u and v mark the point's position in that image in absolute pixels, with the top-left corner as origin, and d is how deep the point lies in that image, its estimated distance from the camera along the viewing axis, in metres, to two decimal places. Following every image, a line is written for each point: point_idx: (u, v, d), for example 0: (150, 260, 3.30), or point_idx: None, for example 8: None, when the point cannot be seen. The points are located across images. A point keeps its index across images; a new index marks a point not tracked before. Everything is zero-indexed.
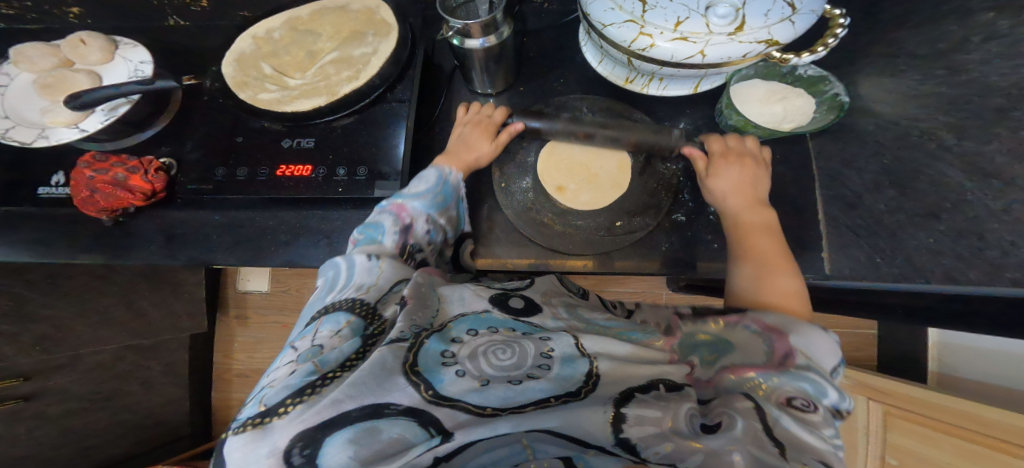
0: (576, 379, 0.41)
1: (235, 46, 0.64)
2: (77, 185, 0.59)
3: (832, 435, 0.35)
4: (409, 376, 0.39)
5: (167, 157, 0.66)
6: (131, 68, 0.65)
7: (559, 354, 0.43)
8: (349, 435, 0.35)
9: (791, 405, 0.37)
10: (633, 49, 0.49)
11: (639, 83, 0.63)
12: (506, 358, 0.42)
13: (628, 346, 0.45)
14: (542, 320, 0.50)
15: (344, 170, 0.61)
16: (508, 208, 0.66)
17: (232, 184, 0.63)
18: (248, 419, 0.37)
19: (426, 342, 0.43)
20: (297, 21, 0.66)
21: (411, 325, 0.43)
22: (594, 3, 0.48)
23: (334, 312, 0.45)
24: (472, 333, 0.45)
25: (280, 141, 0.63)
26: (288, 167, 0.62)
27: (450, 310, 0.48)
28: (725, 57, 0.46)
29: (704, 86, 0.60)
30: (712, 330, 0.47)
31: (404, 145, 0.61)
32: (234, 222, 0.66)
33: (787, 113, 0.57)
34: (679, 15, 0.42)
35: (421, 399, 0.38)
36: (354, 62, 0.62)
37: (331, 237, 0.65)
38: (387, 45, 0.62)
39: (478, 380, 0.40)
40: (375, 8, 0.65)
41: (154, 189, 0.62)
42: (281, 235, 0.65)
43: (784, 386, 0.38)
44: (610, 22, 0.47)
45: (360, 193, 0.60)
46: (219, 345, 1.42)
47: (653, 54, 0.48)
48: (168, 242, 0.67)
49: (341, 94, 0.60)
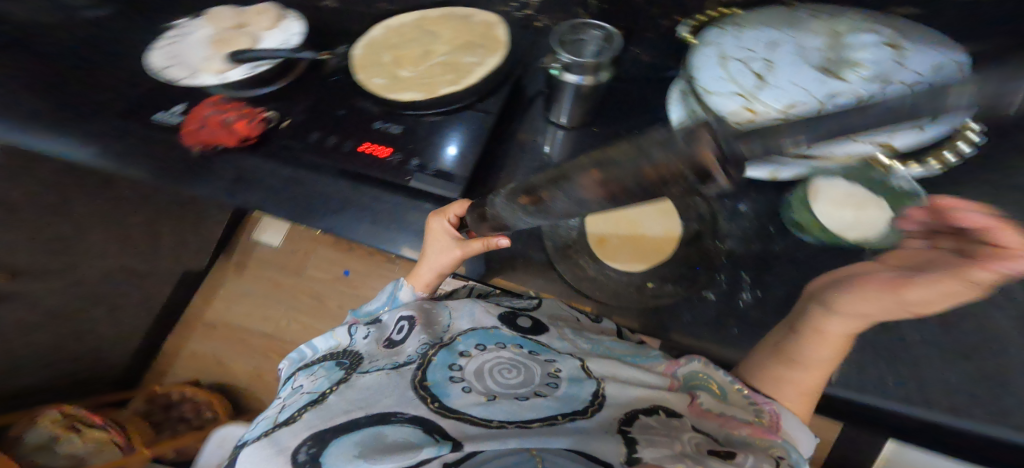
0: (582, 399, 0.47)
1: (368, 32, 0.69)
2: (195, 117, 0.66)
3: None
4: (418, 387, 0.48)
5: (275, 112, 0.68)
6: (285, 37, 0.70)
7: (566, 376, 0.51)
8: (358, 438, 0.43)
9: (784, 460, 0.41)
10: (729, 123, 0.48)
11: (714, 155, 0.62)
12: (512, 378, 0.50)
13: (637, 373, 0.53)
14: (550, 339, 0.58)
15: (419, 161, 0.62)
16: (549, 239, 0.67)
17: (309, 145, 0.65)
18: (264, 432, 0.51)
19: (435, 357, 0.53)
20: (424, 22, 0.71)
21: (421, 345, 0.55)
22: (703, 70, 0.48)
23: (312, 365, 0.61)
24: (481, 347, 0.54)
25: (374, 121, 0.65)
26: (371, 144, 0.63)
27: (460, 325, 0.59)
28: (829, 150, 0.44)
29: (783, 175, 0.61)
30: (731, 389, 0.50)
31: (457, 156, 0.62)
32: (283, 176, 0.65)
33: (856, 222, 0.58)
34: (794, 98, 0.43)
35: (428, 409, 0.46)
36: (461, 68, 0.65)
37: (375, 216, 0.64)
38: (495, 60, 0.65)
39: (485, 395, 0.48)
40: (494, 24, 0.69)
41: (247, 136, 0.64)
42: (332, 201, 0.64)
43: (778, 447, 0.42)
44: (715, 91, 0.47)
45: (431, 184, 0.61)
46: (205, 288, 1.36)
47: (749, 132, 0.47)
48: (234, 183, 0.65)
49: (440, 93, 0.63)
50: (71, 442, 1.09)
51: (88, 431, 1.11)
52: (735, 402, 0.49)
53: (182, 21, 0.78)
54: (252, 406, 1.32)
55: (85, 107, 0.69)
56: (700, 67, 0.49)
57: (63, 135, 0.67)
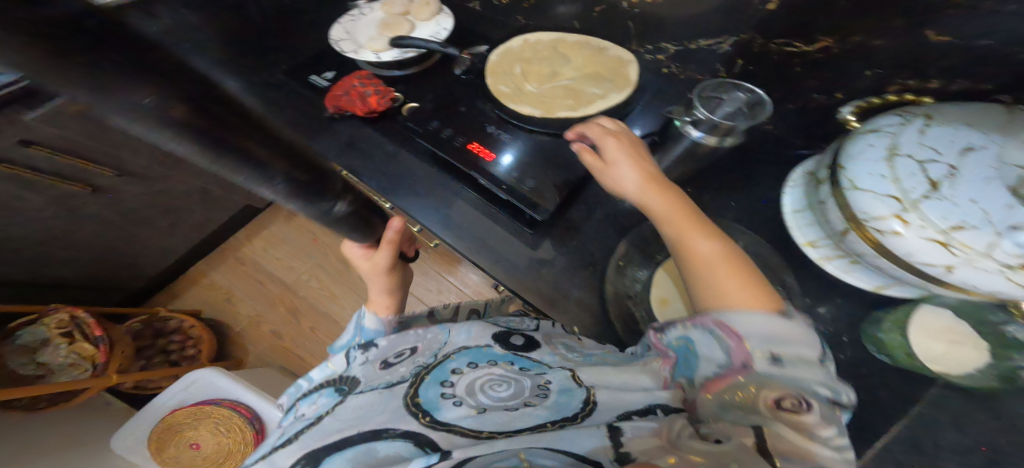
0: (575, 406, 0.40)
1: (508, 42, 0.71)
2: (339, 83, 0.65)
3: (836, 438, 0.32)
4: (409, 404, 0.43)
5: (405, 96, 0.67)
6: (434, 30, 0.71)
7: (556, 386, 0.44)
8: (348, 455, 0.39)
9: (780, 405, 0.34)
10: (868, 225, 0.44)
11: (821, 250, 0.57)
12: (503, 391, 0.45)
13: (630, 374, 0.43)
14: (542, 355, 0.50)
15: (516, 175, 0.61)
16: (613, 286, 0.56)
17: (419, 128, 0.65)
18: (259, 458, 0.46)
19: (422, 388, 0.45)
20: (561, 43, 0.72)
21: (414, 367, 0.49)
22: (859, 162, 0.45)
23: (309, 394, 0.53)
24: (472, 365, 0.48)
25: (486, 125, 0.65)
26: (479, 145, 0.63)
27: (454, 344, 0.52)
28: (971, 286, 0.39)
29: (891, 291, 0.53)
30: (696, 332, 0.42)
31: (510, 166, 0.61)
32: (371, 143, 0.65)
33: (946, 355, 0.49)
34: (967, 219, 0.38)
35: (419, 423, 0.41)
36: (583, 97, 0.65)
37: (449, 209, 0.62)
38: (619, 97, 0.65)
39: (475, 409, 0.43)
40: (627, 62, 0.69)
41: (373, 110, 0.63)
42: (417, 183, 0.63)
43: (775, 388, 0.35)
44: (866, 187, 0.44)
45: (521, 202, 0.59)
46: (252, 224, 1.37)
47: (888, 242, 0.43)
48: (344, 145, 0.65)
49: (556, 115, 0.63)
50: (54, 349, 0.93)
51: (83, 342, 0.93)
52: (704, 347, 0.40)
53: None
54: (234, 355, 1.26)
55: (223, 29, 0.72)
56: (858, 157, 0.45)
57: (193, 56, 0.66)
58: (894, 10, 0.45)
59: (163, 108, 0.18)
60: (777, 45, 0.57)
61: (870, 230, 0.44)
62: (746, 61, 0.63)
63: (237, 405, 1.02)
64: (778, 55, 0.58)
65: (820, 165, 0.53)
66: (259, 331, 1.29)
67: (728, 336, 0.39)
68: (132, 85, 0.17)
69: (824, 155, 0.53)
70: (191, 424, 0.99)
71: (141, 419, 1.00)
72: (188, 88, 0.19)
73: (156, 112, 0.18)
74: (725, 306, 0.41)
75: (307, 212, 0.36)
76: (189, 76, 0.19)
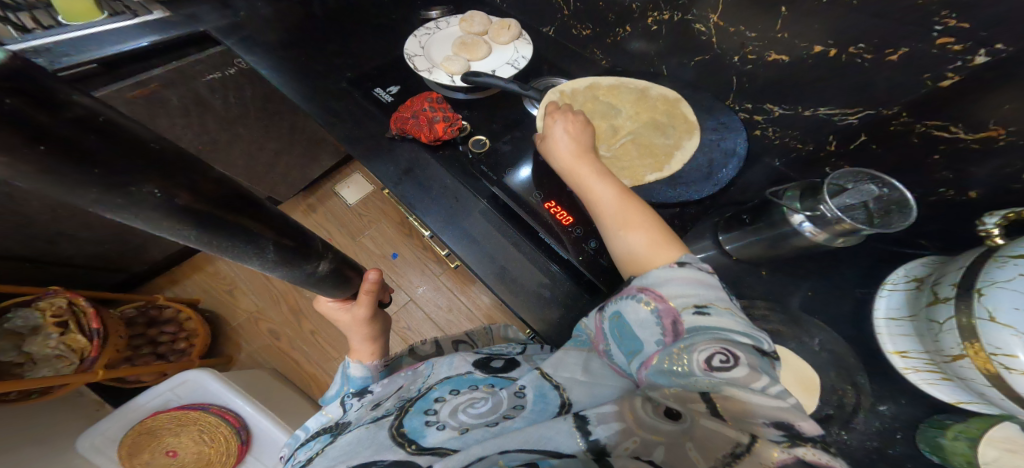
0: (549, 410, 0.38)
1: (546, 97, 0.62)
2: (408, 105, 0.62)
3: (768, 385, 0.29)
4: (394, 435, 0.39)
5: (470, 127, 0.64)
6: (513, 57, 0.68)
7: (531, 392, 0.41)
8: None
9: (711, 365, 0.31)
10: (990, 356, 0.37)
11: (911, 361, 0.47)
12: (482, 407, 0.41)
13: (580, 363, 0.43)
14: (520, 372, 0.49)
15: (595, 245, 0.56)
16: None
17: (498, 176, 0.60)
18: None
19: (405, 419, 0.41)
20: (598, 87, 0.65)
21: (399, 400, 0.46)
22: (1007, 289, 0.37)
23: (307, 442, 0.47)
24: (454, 392, 0.44)
25: (565, 183, 0.60)
26: (558, 206, 0.58)
27: (437, 375, 0.48)
28: None
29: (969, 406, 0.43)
30: (621, 303, 0.40)
31: (526, 179, 0.60)
32: (425, 176, 0.62)
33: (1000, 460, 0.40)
34: None
35: (405, 452, 0.37)
36: (657, 151, 0.59)
37: (505, 264, 0.57)
38: (692, 144, 0.59)
39: (458, 430, 0.38)
40: (675, 100, 0.63)
41: (439, 137, 0.60)
42: (480, 223, 0.59)
43: (698, 348, 0.32)
44: (1007, 321, 0.36)
45: (593, 272, 0.54)
46: None
47: (1013, 381, 0.36)
48: (404, 173, 0.62)
49: (646, 182, 0.57)
50: (43, 339, 0.86)
51: (75, 333, 0.87)
52: (638, 317, 0.38)
53: (433, 15, 0.75)
54: (226, 351, 1.18)
55: (293, 34, 0.72)
56: (1003, 283, 0.37)
57: (268, 64, 0.69)
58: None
59: (159, 196, 0.20)
60: (925, 127, 0.48)
61: (990, 361, 0.37)
62: (870, 137, 0.54)
63: (226, 413, 0.94)
64: (921, 139, 0.49)
65: (941, 274, 0.45)
66: (257, 328, 1.21)
67: (656, 300, 0.37)
68: (131, 175, 0.18)
69: (948, 266, 0.45)
70: (174, 429, 0.92)
71: (116, 418, 0.91)
72: (181, 175, 0.20)
73: (148, 200, 0.19)
74: (646, 277, 0.40)
75: (287, 277, 0.33)
76: (175, 160, 0.20)
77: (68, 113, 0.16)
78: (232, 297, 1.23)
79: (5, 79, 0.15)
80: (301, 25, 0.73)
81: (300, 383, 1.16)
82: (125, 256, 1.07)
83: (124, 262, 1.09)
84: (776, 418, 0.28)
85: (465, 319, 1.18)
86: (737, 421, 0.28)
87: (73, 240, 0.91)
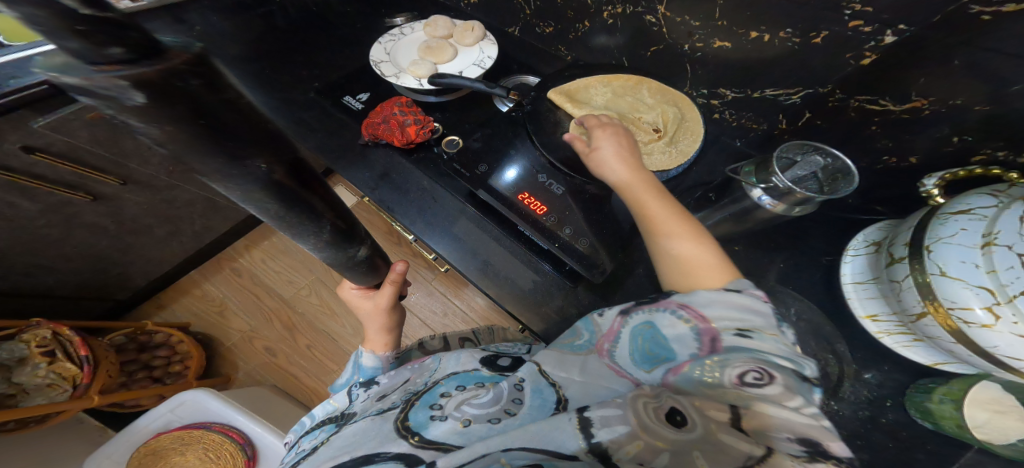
0: (547, 407, 0.38)
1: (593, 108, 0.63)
2: (378, 111, 0.63)
3: (802, 405, 0.31)
4: (400, 428, 0.39)
5: (440, 126, 0.66)
6: (478, 58, 0.70)
7: (530, 385, 0.41)
8: None
9: (744, 380, 0.32)
10: (949, 312, 0.39)
11: (883, 324, 0.49)
12: (485, 398, 0.41)
13: (579, 363, 0.42)
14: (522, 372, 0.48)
15: (570, 232, 0.57)
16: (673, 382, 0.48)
17: (471, 174, 0.61)
18: None
19: (411, 413, 0.41)
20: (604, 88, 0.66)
21: (404, 395, 0.46)
22: (953, 245, 0.39)
23: (312, 430, 0.49)
24: (460, 387, 0.44)
25: (538, 174, 0.62)
26: (531, 197, 0.60)
27: (445, 372, 0.49)
28: None
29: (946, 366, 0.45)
30: (648, 314, 0.40)
31: (513, 180, 0.61)
32: (399, 178, 0.63)
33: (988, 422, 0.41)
34: None
35: (408, 444, 0.37)
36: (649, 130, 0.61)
37: (488, 258, 0.59)
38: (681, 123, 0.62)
39: (461, 421, 0.38)
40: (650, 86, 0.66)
41: (412, 141, 0.62)
42: (458, 220, 0.61)
43: (735, 363, 0.33)
44: (956, 275, 0.38)
45: (572, 258, 0.55)
46: (251, 235, 1.33)
47: (971, 333, 0.37)
48: (379, 178, 0.63)
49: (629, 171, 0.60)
50: (31, 370, 0.86)
51: (64, 361, 0.87)
52: (673, 331, 0.37)
53: (398, 21, 0.76)
54: (221, 371, 1.18)
55: (260, 50, 0.73)
56: (948, 240, 0.39)
57: (233, 78, 0.70)
58: (956, 86, 0.42)
59: (263, 171, 0.21)
60: (858, 102, 0.51)
61: (951, 316, 0.39)
62: (814, 115, 0.57)
63: (230, 430, 0.95)
64: (857, 113, 0.52)
65: (895, 235, 0.48)
66: (251, 346, 1.21)
67: (696, 319, 0.37)
68: (251, 152, 0.20)
69: (901, 228, 0.47)
70: (177, 450, 0.91)
71: (121, 441, 0.91)
72: (284, 152, 0.22)
73: (254, 172, 0.21)
74: (694, 295, 0.39)
75: (333, 258, 0.34)
76: (284, 142, 0.22)
77: (225, 96, 0.18)
78: (222, 317, 1.23)
79: (194, 66, 0.17)
80: (268, 40, 0.74)
81: (300, 397, 1.16)
82: (109, 282, 1.07)
83: (108, 288, 1.09)
84: (802, 434, 0.29)
85: (460, 323, 1.19)
86: (762, 430, 0.30)
87: (54, 269, 0.91)
